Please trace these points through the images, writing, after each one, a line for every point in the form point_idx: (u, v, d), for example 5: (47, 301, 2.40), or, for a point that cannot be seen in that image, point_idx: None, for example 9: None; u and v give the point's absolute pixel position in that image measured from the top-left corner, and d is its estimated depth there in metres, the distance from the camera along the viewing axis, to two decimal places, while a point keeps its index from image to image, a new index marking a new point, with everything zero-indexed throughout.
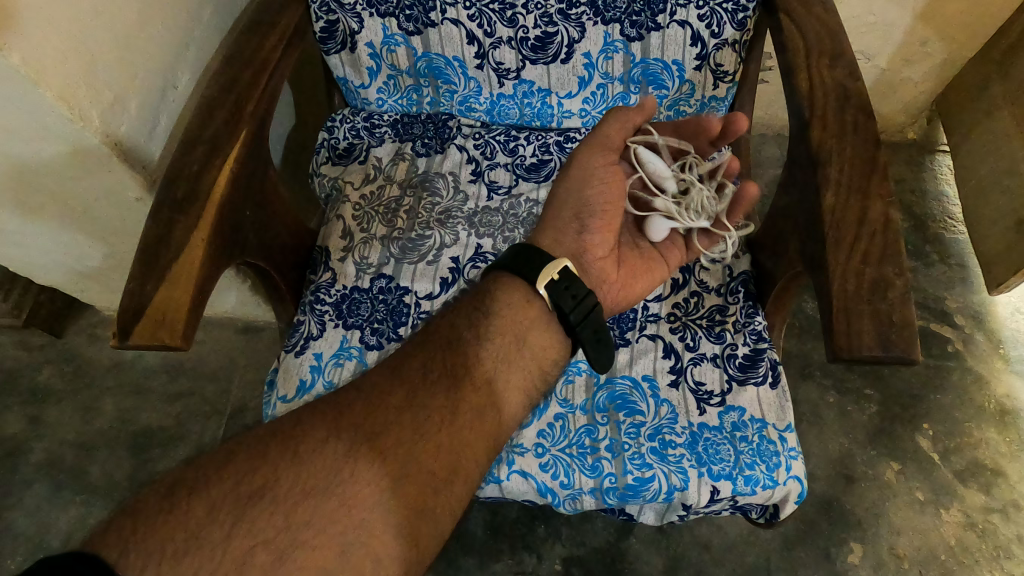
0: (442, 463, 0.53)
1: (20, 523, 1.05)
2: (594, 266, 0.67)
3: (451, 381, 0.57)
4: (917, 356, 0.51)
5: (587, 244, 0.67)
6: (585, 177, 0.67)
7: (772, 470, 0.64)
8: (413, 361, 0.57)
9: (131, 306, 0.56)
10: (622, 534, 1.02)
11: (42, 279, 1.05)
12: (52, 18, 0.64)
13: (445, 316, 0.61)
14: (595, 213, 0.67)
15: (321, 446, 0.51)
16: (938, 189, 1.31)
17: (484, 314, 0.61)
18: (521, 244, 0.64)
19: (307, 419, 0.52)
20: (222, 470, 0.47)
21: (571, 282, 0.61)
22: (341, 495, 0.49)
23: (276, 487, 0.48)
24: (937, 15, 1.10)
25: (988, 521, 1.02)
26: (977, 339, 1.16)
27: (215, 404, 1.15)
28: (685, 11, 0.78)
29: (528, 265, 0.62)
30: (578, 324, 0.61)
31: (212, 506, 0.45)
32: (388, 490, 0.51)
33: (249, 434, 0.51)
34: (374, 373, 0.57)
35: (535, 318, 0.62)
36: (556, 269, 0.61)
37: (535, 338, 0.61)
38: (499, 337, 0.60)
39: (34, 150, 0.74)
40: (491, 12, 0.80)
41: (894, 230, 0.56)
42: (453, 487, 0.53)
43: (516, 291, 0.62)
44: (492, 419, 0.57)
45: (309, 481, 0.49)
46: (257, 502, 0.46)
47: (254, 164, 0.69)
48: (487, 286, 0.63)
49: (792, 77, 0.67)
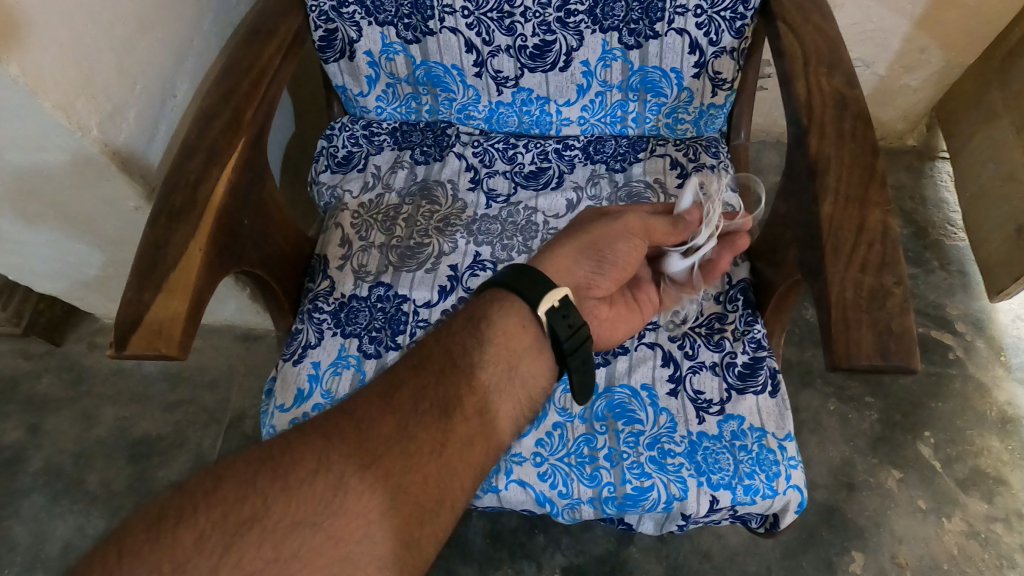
0: (430, 494, 0.53)
1: (18, 533, 1.05)
2: (588, 302, 0.66)
3: (442, 412, 0.56)
4: (916, 366, 0.50)
5: (593, 282, 0.66)
6: (622, 234, 0.66)
7: (772, 479, 0.64)
8: (404, 388, 0.57)
9: (128, 315, 0.55)
10: (623, 543, 1.02)
11: (41, 288, 1.05)
12: (52, 29, 0.64)
13: (438, 339, 0.60)
14: (615, 261, 0.66)
15: (310, 476, 0.50)
16: (938, 196, 1.31)
17: (478, 341, 0.60)
18: (522, 263, 0.63)
19: (296, 445, 0.52)
20: (209, 498, 0.47)
21: (569, 310, 0.60)
22: (329, 529, 0.48)
23: (265, 518, 0.48)
24: (934, 23, 1.11)
25: (991, 530, 1.01)
26: (978, 346, 1.16)
27: (215, 412, 1.15)
28: (683, 19, 0.78)
29: (529, 286, 0.61)
30: (570, 352, 0.61)
31: (200, 536, 0.45)
32: (375, 522, 0.50)
33: (237, 459, 0.50)
34: (363, 400, 0.56)
35: (528, 345, 0.61)
36: (557, 296, 0.60)
37: (526, 366, 0.61)
38: (490, 367, 0.59)
39: (33, 159, 0.74)
40: (490, 21, 0.80)
41: (892, 238, 0.56)
42: (440, 518, 0.53)
43: (512, 316, 0.61)
44: (481, 448, 0.57)
45: (299, 511, 0.49)
46: (244, 534, 0.46)
47: (253, 173, 0.69)
48: (483, 306, 0.62)
49: (790, 84, 0.67)
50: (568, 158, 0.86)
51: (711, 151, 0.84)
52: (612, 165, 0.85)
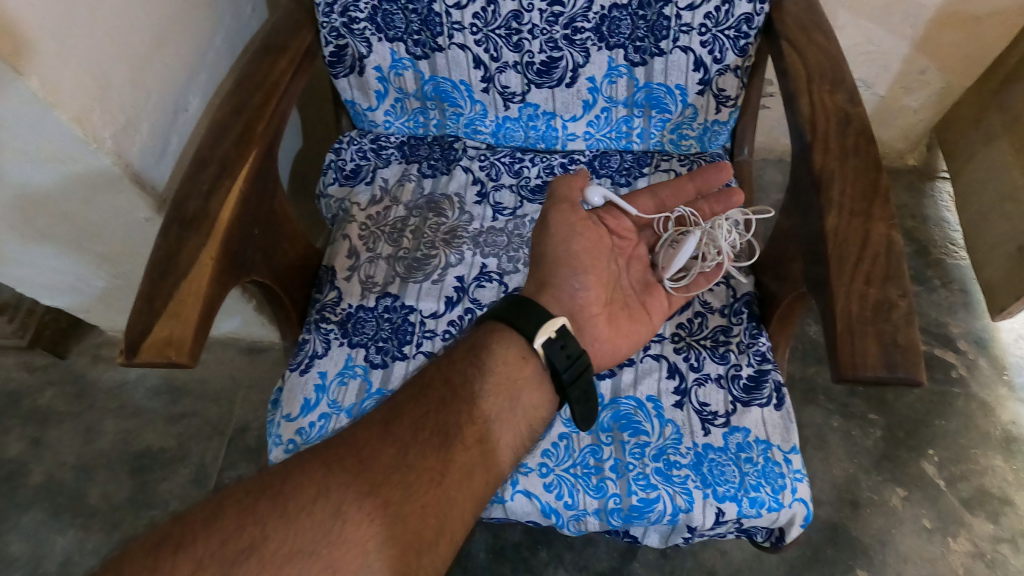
0: (428, 524, 0.53)
1: (17, 547, 1.04)
2: (586, 322, 0.67)
3: (441, 441, 0.56)
4: (921, 379, 0.51)
5: (580, 300, 0.67)
6: (572, 231, 0.68)
7: (777, 492, 0.64)
8: (404, 418, 0.57)
9: (139, 324, 0.56)
10: (626, 559, 1.01)
11: (47, 300, 1.05)
12: (69, 43, 0.65)
13: (439, 369, 0.61)
14: (585, 267, 0.68)
15: (310, 504, 0.50)
16: (938, 215, 1.32)
17: (478, 371, 0.61)
18: (519, 296, 0.64)
19: (297, 474, 0.52)
20: (209, 526, 0.48)
21: (567, 341, 0.62)
22: (327, 558, 0.48)
23: (263, 547, 0.48)
24: (934, 46, 1.12)
25: (998, 551, 1.00)
26: (981, 365, 1.16)
27: (217, 425, 1.15)
28: (687, 37, 0.79)
29: (526, 318, 0.62)
30: (570, 383, 0.61)
31: (199, 564, 0.45)
32: (373, 552, 0.50)
33: (237, 488, 0.51)
34: (363, 429, 0.56)
35: (528, 377, 0.62)
36: (554, 327, 0.62)
37: (527, 397, 0.61)
38: (490, 397, 0.60)
39: (46, 172, 0.75)
40: (498, 38, 0.82)
41: (897, 252, 0.57)
42: (438, 550, 0.53)
43: (511, 348, 0.62)
44: (481, 478, 0.57)
45: (298, 539, 0.48)
46: (242, 562, 0.46)
47: (264, 184, 0.70)
48: (484, 336, 0.63)
49: (794, 101, 0.68)
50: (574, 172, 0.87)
51: None
52: (618, 180, 0.86)
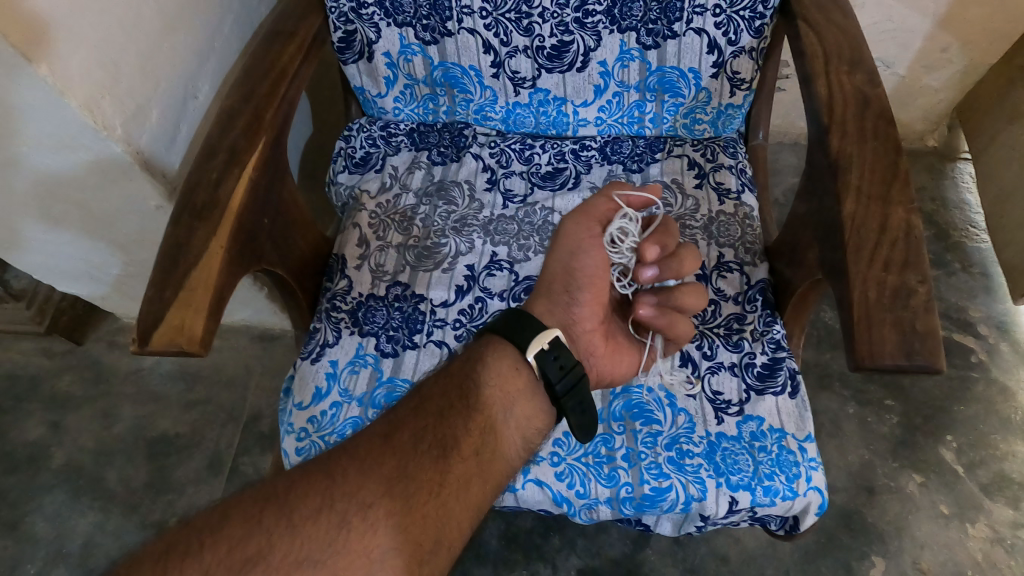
0: (429, 534, 0.53)
1: (39, 528, 1.06)
2: (582, 337, 0.64)
3: (440, 452, 0.56)
4: (941, 366, 0.50)
5: (576, 315, 0.64)
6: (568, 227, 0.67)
7: (792, 481, 0.63)
8: (404, 429, 0.57)
9: (151, 312, 0.56)
10: (638, 546, 1.01)
11: (64, 287, 1.07)
12: (78, 30, 0.65)
13: (437, 380, 0.60)
14: None
15: (315, 513, 0.51)
16: (960, 197, 1.30)
17: (476, 381, 0.60)
18: (515, 307, 0.63)
19: (301, 483, 0.52)
20: (216, 534, 0.48)
21: (560, 352, 0.60)
22: (332, 567, 0.49)
23: (269, 556, 0.48)
24: (958, 22, 1.09)
25: (1017, 537, 0.99)
26: (1002, 350, 1.14)
27: (232, 412, 1.16)
28: (701, 19, 0.78)
29: (521, 329, 0.61)
30: (563, 394, 0.60)
31: (207, 572, 0.46)
32: (376, 561, 0.50)
33: (244, 495, 0.51)
34: (364, 440, 0.56)
35: (521, 389, 0.61)
36: (546, 339, 0.60)
37: (521, 408, 0.61)
38: (488, 409, 0.59)
39: (57, 160, 0.76)
40: (508, 21, 0.80)
41: (916, 238, 0.55)
42: (437, 560, 0.53)
43: (506, 359, 0.62)
44: (479, 488, 0.57)
45: (302, 549, 0.49)
46: (249, 570, 0.47)
47: (273, 173, 0.70)
48: (480, 349, 0.63)
49: (811, 83, 0.66)
50: (585, 159, 0.86)
51: (730, 151, 0.84)
52: (629, 166, 0.85)
